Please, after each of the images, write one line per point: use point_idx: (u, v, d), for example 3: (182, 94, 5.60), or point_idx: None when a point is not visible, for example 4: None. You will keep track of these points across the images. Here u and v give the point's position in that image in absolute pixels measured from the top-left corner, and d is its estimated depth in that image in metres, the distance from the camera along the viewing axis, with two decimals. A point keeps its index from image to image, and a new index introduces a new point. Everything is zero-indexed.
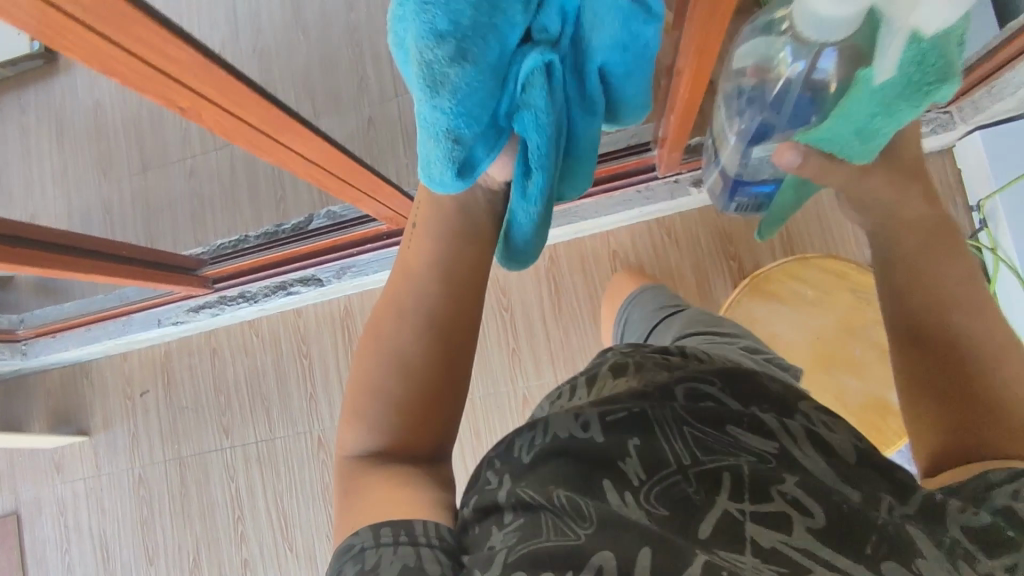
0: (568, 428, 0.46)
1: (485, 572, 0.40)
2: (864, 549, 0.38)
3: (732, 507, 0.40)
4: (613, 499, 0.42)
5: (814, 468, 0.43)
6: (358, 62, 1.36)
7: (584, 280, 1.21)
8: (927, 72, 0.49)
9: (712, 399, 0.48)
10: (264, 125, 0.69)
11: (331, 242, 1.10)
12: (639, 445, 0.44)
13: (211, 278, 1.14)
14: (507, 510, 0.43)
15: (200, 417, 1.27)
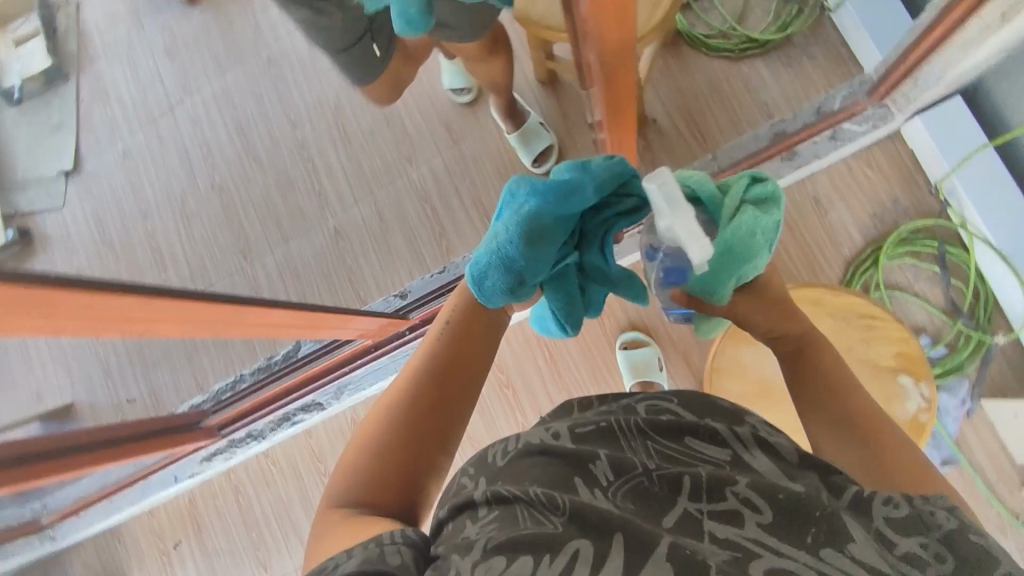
0: (541, 436, 0.52)
1: (463, 557, 0.42)
2: (807, 537, 0.42)
3: (692, 506, 0.45)
4: (585, 492, 0.46)
5: (761, 467, 0.49)
6: (313, 177, 1.39)
7: (576, 340, 1.23)
8: (732, 262, 0.63)
9: (670, 412, 0.54)
10: (233, 319, 0.72)
11: (323, 367, 1.15)
12: (608, 454, 0.49)
13: (216, 426, 1.18)
14: (482, 505, 0.47)
15: (236, 559, 1.27)
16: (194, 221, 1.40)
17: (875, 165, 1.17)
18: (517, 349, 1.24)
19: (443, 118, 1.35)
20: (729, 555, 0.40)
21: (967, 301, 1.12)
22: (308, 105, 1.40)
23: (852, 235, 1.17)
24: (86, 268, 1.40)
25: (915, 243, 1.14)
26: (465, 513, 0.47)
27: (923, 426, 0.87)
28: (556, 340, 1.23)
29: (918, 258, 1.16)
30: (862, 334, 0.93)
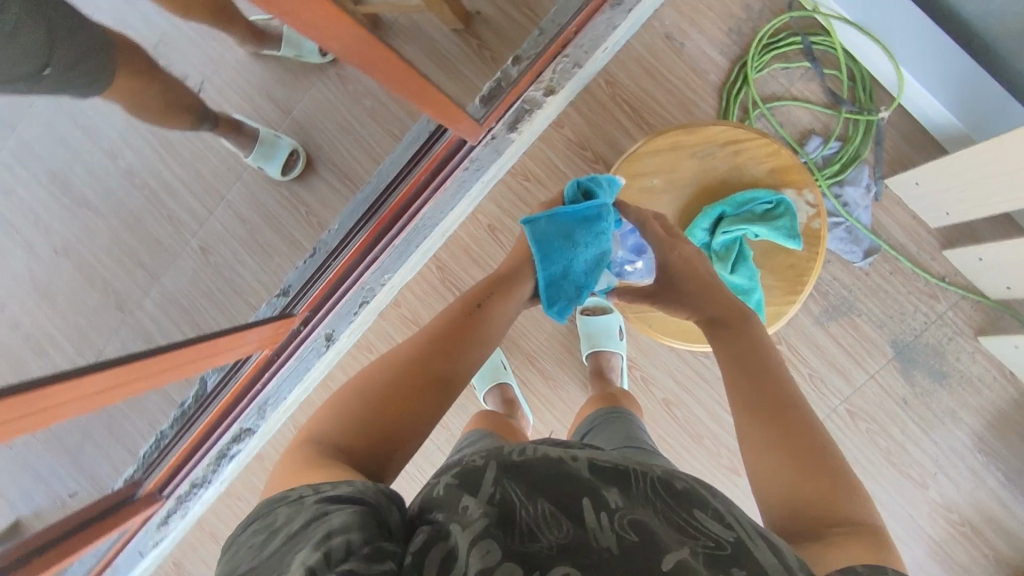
0: (560, 452, 0.50)
1: (461, 530, 0.42)
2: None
3: (693, 559, 0.41)
4: (590, 520, 0.44)
5: (766, 561, 0.42)
6: (157, 202, 1.27)
7: (480, 268, 1.15)
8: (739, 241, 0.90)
9: (685, 479, 0.49)
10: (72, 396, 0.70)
11: (233, 394, 1.06)
12: (620, 491, 0.47)
13: (156, 489, 1.11)
14: (490, 492, 0.46)
15: None
16: (53, 293, 1.27)
17: None
18: (427, 297, 1.16)
19: (265, 90, 1.22)
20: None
21: (845, 87, 1.04)
22: (118, 127, 1.25)
23: (716, 61, 1.09)
24: None
25: (778, 45, 1.05)
26: (467, 486, 0.47)
27: (817, 235, 0.91)
28: (462, 277, 1.15)
29: (788, 58, 1.08)
30: (727, 166, 0.95)
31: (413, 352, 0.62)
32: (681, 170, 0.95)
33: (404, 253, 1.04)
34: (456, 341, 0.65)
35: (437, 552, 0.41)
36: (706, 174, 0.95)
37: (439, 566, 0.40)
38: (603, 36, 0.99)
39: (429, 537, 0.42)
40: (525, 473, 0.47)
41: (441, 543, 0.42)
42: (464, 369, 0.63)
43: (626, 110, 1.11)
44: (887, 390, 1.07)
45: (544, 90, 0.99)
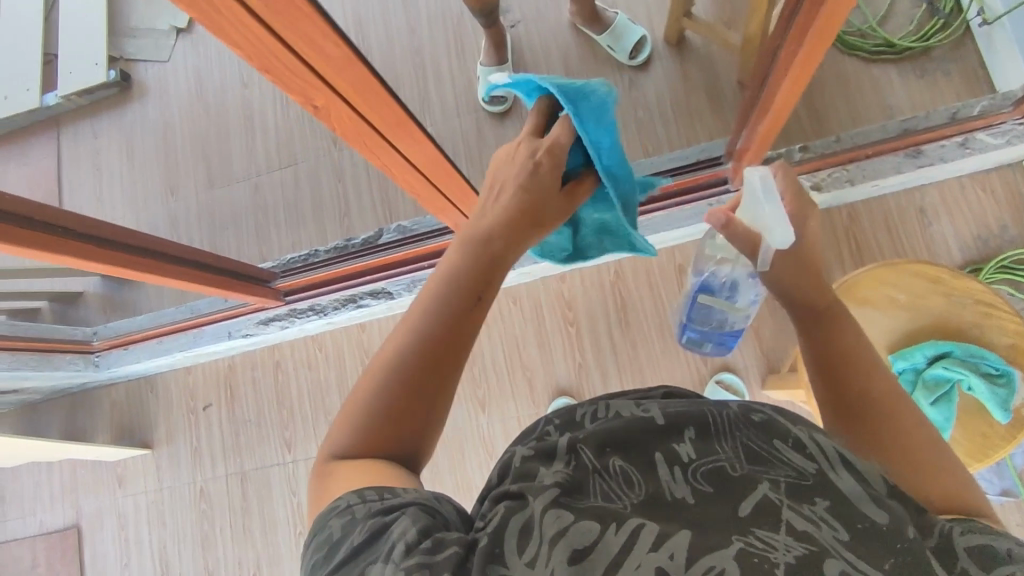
0: (630, 408, 0.51)
1: (536, 498, 0.44)
2: (884, 562, 0.39)
3: (770, 496, 0.42)
4: (664, 473, 0.46)
5: (847, 487, 0.43)
6: (420, 83, 1.32)
7: (651, 293, 1.21)
8: (944, 385, 0.79)
9: (763, 413, 0.49)
10: (404, 146, 0.69)
11: (400, 257, 1.12)
12: (695, 438, 0.47)
13: (282, 291, 1.16)
14: (563, 458, 0.48)
15: (263, 431, 1.30)
16: (291, 100, 1.39)
17: (989, 189, 1.11)
18: (590, 288, 1.23)
19: (562, 55, 1.28)
20: (802, 551, 0.39)
21: None
22: None
23: (950, 253, 1.11)
24: (176, 122, 1.45)
25: (1015, 271, 1.08)
26: (544, 458, 0.48)
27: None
28: (631, 291, 1.22)
29: (1016, 288, 1.10)
30: (972, 321, 0.81)
31: (386, 364, 0.54)
32: (926, 301, 0.82)
33: None
34: (434, 338, 0.54)
35: (515, 524, 0.43)
36: (947, 316, 0.82)
37: (518, 538, 0.42)
38: (885, 174, 1.01)
39: (508, 511, 0.44)
40: (598, 439, 0.48)
41: (518, 513, 0.44)
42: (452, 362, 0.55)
43: (851, 247, 1.14)
44: None
45: (813, 182, 1.03)
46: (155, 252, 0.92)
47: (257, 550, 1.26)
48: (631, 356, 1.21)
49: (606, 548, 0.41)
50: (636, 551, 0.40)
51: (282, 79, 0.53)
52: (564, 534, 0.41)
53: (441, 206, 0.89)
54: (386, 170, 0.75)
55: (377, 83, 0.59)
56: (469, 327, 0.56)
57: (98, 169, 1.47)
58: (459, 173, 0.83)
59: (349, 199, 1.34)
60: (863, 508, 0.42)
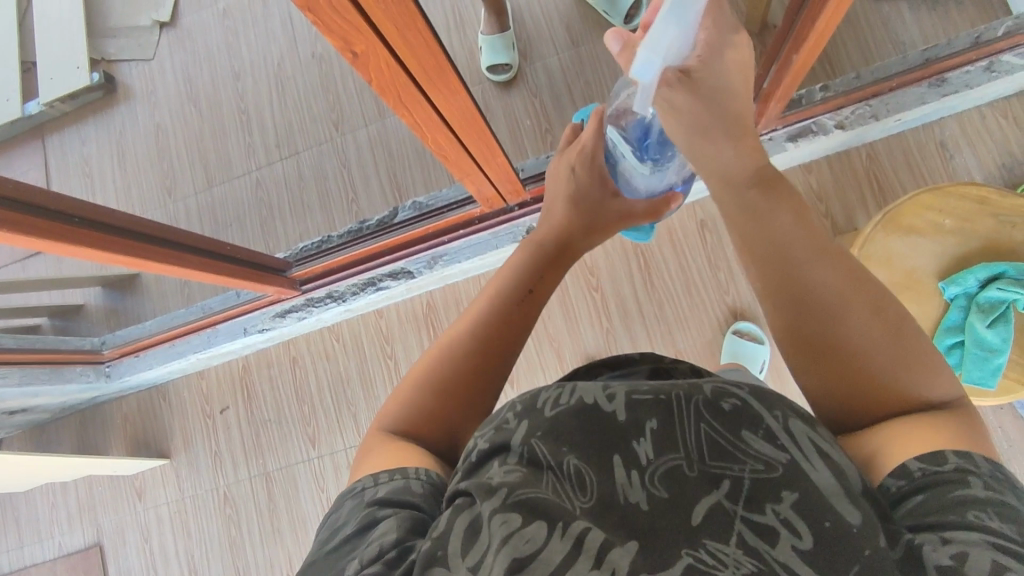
0: (594, 395, 0.46)
1: (484, 501, 0.42)
2: (845, 574, 0.37)
3: (726, 504, 0.41)
4: (620, 476, 0.43)
5: (821, 482, 0.41)
6: None
7: (675, 252, 1.18)
8: (1000, 307, 0.79)
9: (737, 398, 0.45)
10: (439, 96, 0.66)
11: (418, 233, 1.09)
12: (655, 432, 0.44)
13: (298, 279, 1.12)
14: (515, 454, 0.45)
15: (284, 429, 1.25)
16: (286, 88, 1.34)
17: (1010, 117, 1.09)
18: (611, 252, 1.20)
19: (564, 19, 1.25)
20: (751, 568, 0.38)
21: None
22: None
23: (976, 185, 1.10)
24: (166, 121, 1.40)
25: None
26: (499, 451, 0.46)
27: None
28: (654, 252, 1.19)
29: None
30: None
31: (446, 355, 0.58)
32: (974, 223, 0.82)
33: None
34: (499, 331, 0.60)
35: (461, 524, 0.43)
36: (996, 236, 0.82)
37: (464, 540, 0.42)
38: (908, 106, 1.02)
39: (455, 512, 0.44)
40: (557, 433, 0.45)
41: (466, 514, 0.43)
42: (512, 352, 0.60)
43: (874, 188, 1.12)
44: None
45: (837, 121, 1.03)
46: (163, 239, 0.88)
47: (289, 552, 1.21)
48: (659, 318, 1.18)
49: (548, 558, 0.39)
50: (579, 565, 0.39)
51: (324, 18, 0.49)
52: (518, 534, 0.40)
53: (466, 168, 0.86)
54: (417, 127, 0.71)
55: (419, 20, 0.55)
56: (530, 322, 0.62)
57: (88, 177, 1.42)
58: (488, 128, 0.80)
59: (355, 185, 1.30)
60: (834, 507, 0.40)
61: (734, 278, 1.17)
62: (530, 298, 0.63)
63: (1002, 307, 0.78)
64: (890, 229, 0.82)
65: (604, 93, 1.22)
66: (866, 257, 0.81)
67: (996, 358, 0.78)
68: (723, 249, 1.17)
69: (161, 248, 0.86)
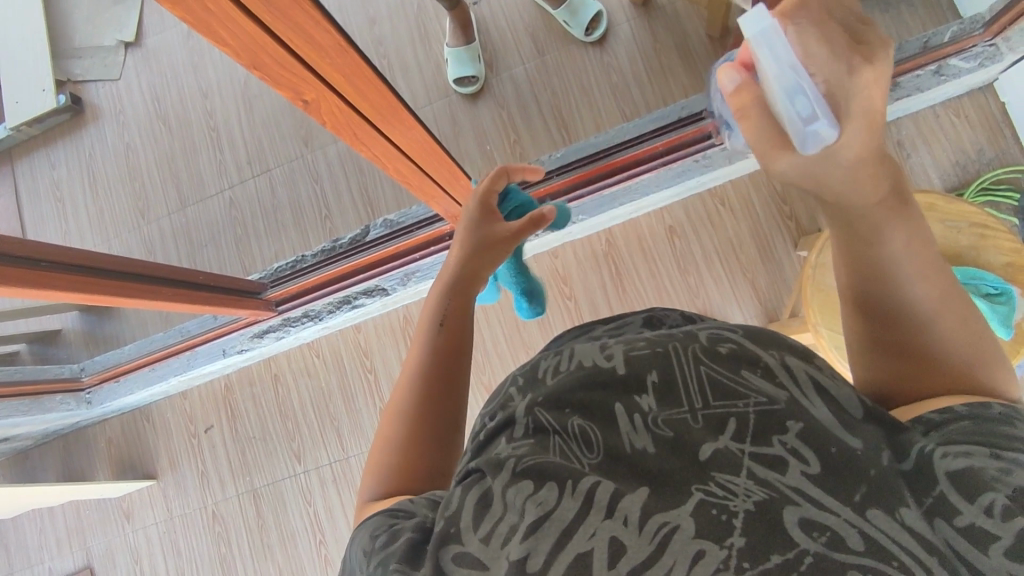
0: (592, 356, 0.43)
1: (496, 477, 0.39)
2: (853, 494, 0.36)
3: (731, 445, 0.38)
4: (623, 424, 0.40)
5: (821, 414, 0.38)
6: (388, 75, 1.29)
7: (645, 259, 1.22)
8: None
9: (733, 342, 0.42)
10: (395, 133, 0.67)
11: (393, 250, 1.11)
12: (658, 383, 0.41)
13: (275, 300, 1.14)
14: (520, 425, 0.42)
15: (270, 446, 1.27)
16: (255, 106, 1.34)
17: (962, 115, 1.13)
18: (584, 260, 1.24)
19: (529, 30, 1.26)
20: (764, 495, 0.36)
21: None
22: None
23: (932, 183, 1.13)
24: (136, 142, 1.40)
25: (996, 193, 1.10)
26: (507, 427, 0.43)
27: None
28: (625, 259, 1.23)
29: (998, 209, 1.12)
30: (969, 244, 0.84)
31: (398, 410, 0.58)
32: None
33: (606, 206, 1.13)
34: (433, 364, 0.60)
35: (473, 499, 0.39)
36: (944, 243, 0.85)
37: (475, 514, 0.39)
38: None
39: (465, 489, 0.40)
40: (558, 396, 0.42)
41: (474, 488, 0.40)
42: (456, 384, 0.60)
43: None
44: None
45: None
46: (134, 274, 0.89)
47: (278, 566, 1.23)
48: None
49: (560, 517, 0.36)
50: (590, 518, 0.36)
51: (272, 75, 0.51)
52: (532, 498, 0.37)
53: (431, 193, 0.88)
54: (376, 160, 0.73)
55: (368, 66, 0.56)
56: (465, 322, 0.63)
57: (60, 200, 1.42)
58: (446, 154, 0.82)
59: (329, 201, 1.31)
60: (836, 435, 0.38)
61: (704, 280, 1.20)
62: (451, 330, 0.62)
63: None
64: None
65: (571, 102, 1.23)
66: (821, 266, 0.88)
67: None
68: (692, 253, 1.21)
69: (135, 279, 0.88)
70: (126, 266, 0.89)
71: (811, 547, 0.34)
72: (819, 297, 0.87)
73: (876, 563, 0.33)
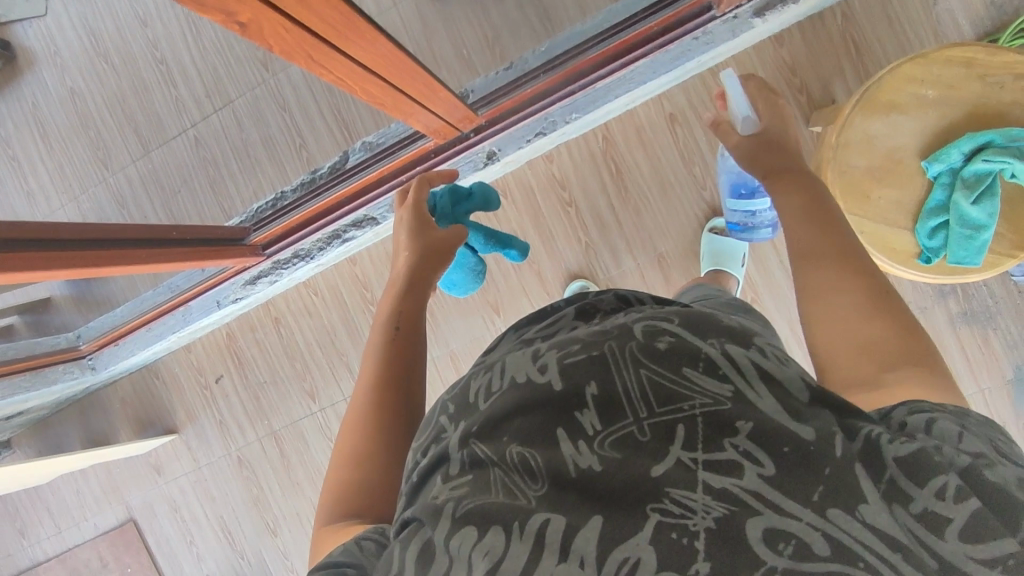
0: (524, 369, 0.42)
1: (435, 527, 0.38)
2: (812, 494, 0.34)
3: (683, 456, 0.36)
4: (566, 448, 0.38)
5: (767, 408, 0.37)
6: None
7: (645, 153, 1.14)
8: (987, 180, 0.74)
9: (670, 334, 0.40)
10: (359, 53, 0.59)
11: (378, 174, 1.03)
12: (598, 400, 0.38)
13: (260, 245, 1.08)
14: (456, 461, 0.41)
15: (282, 389, 1.26)
16: (202, 26, 1.20)
17: None
18: (581, 163, 1.16)
19: None
20: (722, 510, 0.34)
21: None
22: None
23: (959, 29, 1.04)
24: (81, 86, 1.27)
25: None
26: (438, 466, 0.42)
27: None
28: (624, 155, 1.14)
29: None
30: (1011, 99, 0.76)
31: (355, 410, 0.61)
32: (959, 90, 0.77)
33: (602, 99, 1.03)
34: (388, 360, 0.63)
35: (413, 552, 0.39)
36: (980, 101, 0.77)
37: (417, 569, 0.38)
38: None
39: (408, 538, 0.40)
40: (491, 421, 0.41)
41: (414, 543, 0.39)
42: (411, 386, 0.63)
43: (847, 54, 1.08)
44: (992, 409, 1.07)
45: None
46: (104, 239, 0.82)
47: (311, 501, 1.26)
48: (637, 224, 1.15)
49: (511, 565, 0.35)
50: (544, 564, 0.35)
51: None
52: (478, 548, 0.36)
53: (404, 111, 0.79)
54: (340, 87, 0.65)
55: None
56: (416, 319, 0.67)
57: (14, 160, 1.31)
58: (418, 66, 0.72)
59: (302, 128, 1.22)
60: (785, 427, 0.36)
61: (711, 170, 1.13)
62: (394, 347, 0.64)
63: (988, 180, 0.74)
64: (866, 110, 0.78)
65: None
66: (843, 145, 0.78)
67: (984, 235, 0.74)
68: (695, 141, 1.12)
69: (92, 247, 0.79)
70: (92, 230, 0.82)
71: (778, 562, 0.33)
72: (842, 180, 0.78)
73: (842, 567, 0.33)
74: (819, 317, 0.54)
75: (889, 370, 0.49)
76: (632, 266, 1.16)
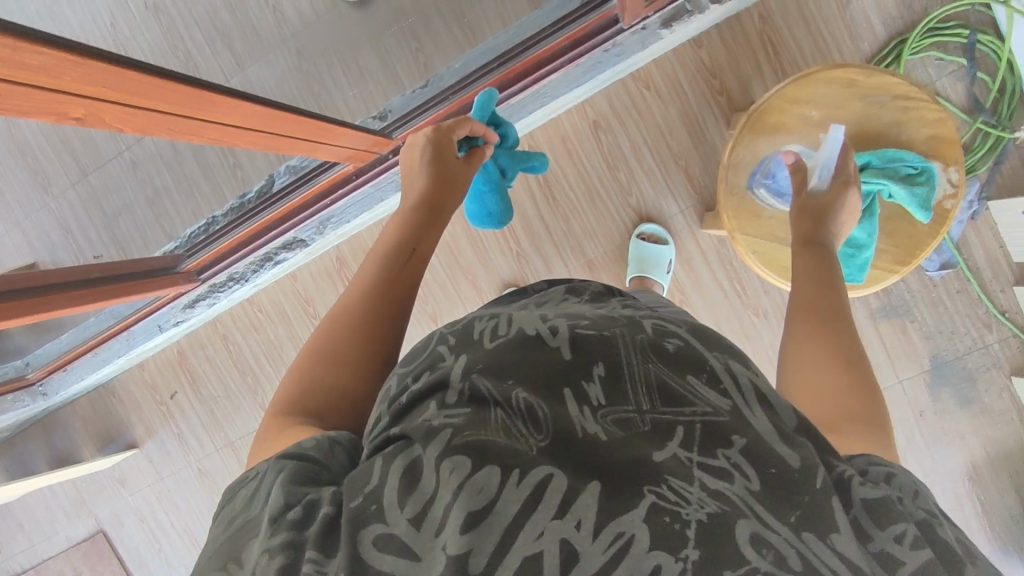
0: (534, 325, 0.42)
1: (427, 449, 0.37)
2: (789, 515, 0.35)
3: (679, 453, 0.37)
4: (572, 409, 0.39)
5: (761, 428, 0.39)
6: None
7: (572, 161, 1.15)
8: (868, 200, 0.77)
9: (677, 338, 0.43)
10: (221, 118, 0.60)
11: (302, 200, 1.05)
12: (605, 377, 0.40)
13: (194, 271, 1.10)
14: (452, 390, 0.39)
15: (234, 401, 1.30)
16: None
17: None
18: None
19: None
20: (715, 508, 0.35)
21: (992, 95, 1.03)
22: None
23: (873, 28, 1.04)
24: None
25: (943, 32, 1.02)
26: (434, 391, 0.40)
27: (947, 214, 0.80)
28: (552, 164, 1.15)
29: (944, 49, 1.04)
30: (891, 120, 0.80)
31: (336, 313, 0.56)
32: (844, 108, 0.81)
33: (516, 113, 1.04)
34: (387, 277, 0.59)
35: (397, 468, 0.37)
36: (866, 120, 0.81)
37: (399, 489, 0.36)
38: None
39: (389, 457, 0.38)
40: (495, 364, 0.40)
41: (399, 459, 0.37)
42: (401, 310, 0.58)
43: (767, 53, 1.07)
44: (913, 398, 1.10)
45: None
46: (38, 284, 0.82)
47: None
48: (566, 231, 1.17)
49: (504, 508, 0.34)
50: (538, 516, 0.34)
51: (19, 105, 0.44)
52: (469, 485, 0.35)
53: (304, 147, 0.80)
54: (214, 142, 0.67)
55: (145, 70, 0.48)
56: (420, 250, 0.62)
57: None
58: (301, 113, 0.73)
59: None
60: (776, 450, 0.38)
61: (637, 176, 1.14)
62: (395, 267, 0.60)
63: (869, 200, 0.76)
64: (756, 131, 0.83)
65: None
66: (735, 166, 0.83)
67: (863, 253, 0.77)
68: (620, 148, 1.13)
69: (32, 293, 0.81)
70: (23, 278, 0.82)
71: (760, 564, 0.34)
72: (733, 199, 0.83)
73: None
74: (803, 356, 0.55)
75: (854, 418, 0.49)
76: (563, 271, 1.18)
